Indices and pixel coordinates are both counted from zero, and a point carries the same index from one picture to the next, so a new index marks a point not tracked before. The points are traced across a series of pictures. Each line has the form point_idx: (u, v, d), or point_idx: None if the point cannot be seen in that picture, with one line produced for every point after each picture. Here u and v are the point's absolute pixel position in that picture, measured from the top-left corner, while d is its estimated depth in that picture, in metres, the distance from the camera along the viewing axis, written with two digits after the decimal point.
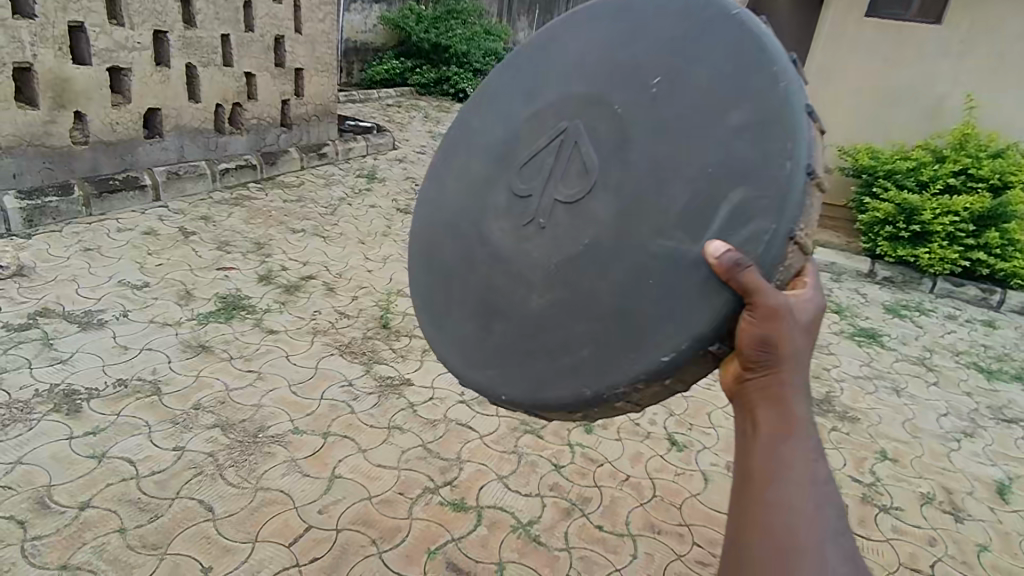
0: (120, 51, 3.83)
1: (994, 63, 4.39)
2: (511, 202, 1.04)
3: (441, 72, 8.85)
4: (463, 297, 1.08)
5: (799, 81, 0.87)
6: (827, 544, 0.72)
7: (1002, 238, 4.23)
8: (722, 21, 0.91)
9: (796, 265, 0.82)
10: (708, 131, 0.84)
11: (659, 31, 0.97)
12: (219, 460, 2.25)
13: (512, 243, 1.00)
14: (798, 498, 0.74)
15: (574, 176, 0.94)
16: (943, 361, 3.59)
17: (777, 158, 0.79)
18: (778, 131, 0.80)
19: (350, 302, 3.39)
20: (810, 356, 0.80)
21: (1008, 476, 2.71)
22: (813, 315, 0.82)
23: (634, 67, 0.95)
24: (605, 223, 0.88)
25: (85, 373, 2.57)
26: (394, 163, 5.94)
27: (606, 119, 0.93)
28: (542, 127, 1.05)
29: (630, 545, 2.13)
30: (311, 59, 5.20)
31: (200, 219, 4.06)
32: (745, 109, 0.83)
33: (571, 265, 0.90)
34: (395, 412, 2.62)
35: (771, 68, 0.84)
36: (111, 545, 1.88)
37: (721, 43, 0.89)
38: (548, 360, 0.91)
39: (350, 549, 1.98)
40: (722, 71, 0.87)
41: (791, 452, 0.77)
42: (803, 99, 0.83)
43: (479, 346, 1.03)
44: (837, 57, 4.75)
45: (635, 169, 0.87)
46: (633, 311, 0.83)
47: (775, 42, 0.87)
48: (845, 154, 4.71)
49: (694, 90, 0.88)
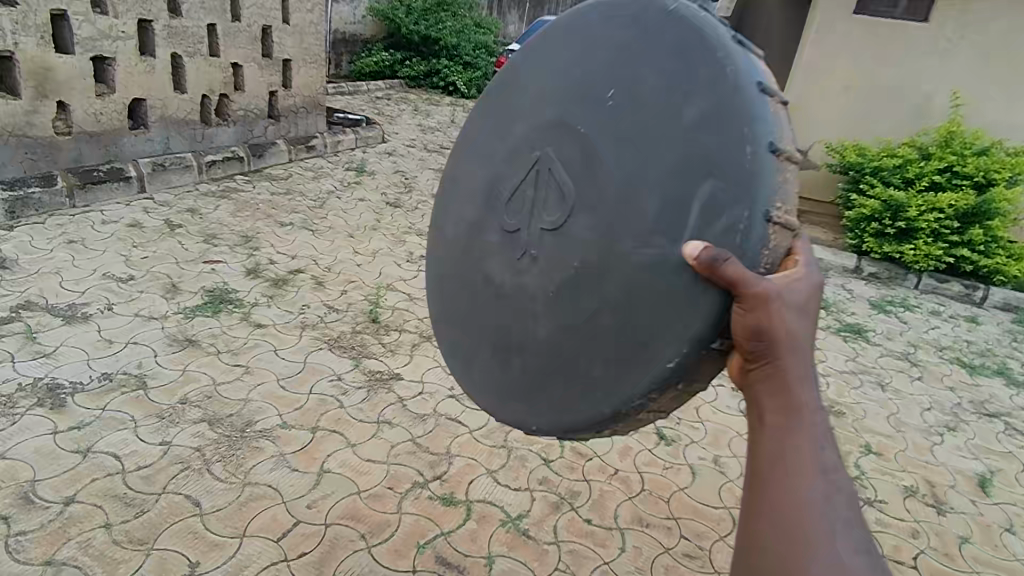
0: (104, 40, 3.76)
1: (980, 62, 4.42)
2: (503, 238, 1.04)
3: (431, 64, 8.81)
4: (479, 337, 1.09)
5: (749, 54, 0.82)
6: (838, 535, 0.68)
7: (985, 235, 4.29)
8: (660, 16, 0.89)
9: (784, 245, 0.77)
10: (668, 133, 0.81)
11: (605, 44, 0.95)
12: (206, 455, 2.23)
13: (512, 280, 1.00)
14: (807, 494, 0.70)
15: (553, 204, 0.93)
16: (927, 356, 3.64)
17: (738, 143, 0.76)
18: (733, 114, 0.77)
19: (339, 296, 3.37)
20: (810, 338, 0.76)
21: (989, 470, 2.75)
22: (810, 293, 0.76)
23: (590, 85, 0.93)
24: (587, 242, 0.85)
25: (69, 367, 2.53)
26: (384, 157, 5.90)
27: (573, 142, 0.92)
28: (519, 159, 1.04)
29: (619, 539, 2.14)
30: (299, 50, 5.16)
31: (187, 212, 4.01)
32: (698, 104, 0.79)
33: (567, 290, 0.88)
34: (384, 406, 2.61)
35: (714, 52, 0.81)
36: (96, 540, 1.86)
37: (663, 43, 0.86)
38: (566, 385, 0.89)
39: (339, 543, 1.97)
40: (669, 67, 0.84)
41: (799, 444, 0.72)
42: (754, 73, 0.79)
43: (503, 381, 1.02)
44: (824, 55, 4.80)
45: (607, 185, 0.85)
46: (632, 323, 0.80)
47: (713, 24, 0.83)
48: (832, 151, 4.75)
49: (647, 95, 0.85)
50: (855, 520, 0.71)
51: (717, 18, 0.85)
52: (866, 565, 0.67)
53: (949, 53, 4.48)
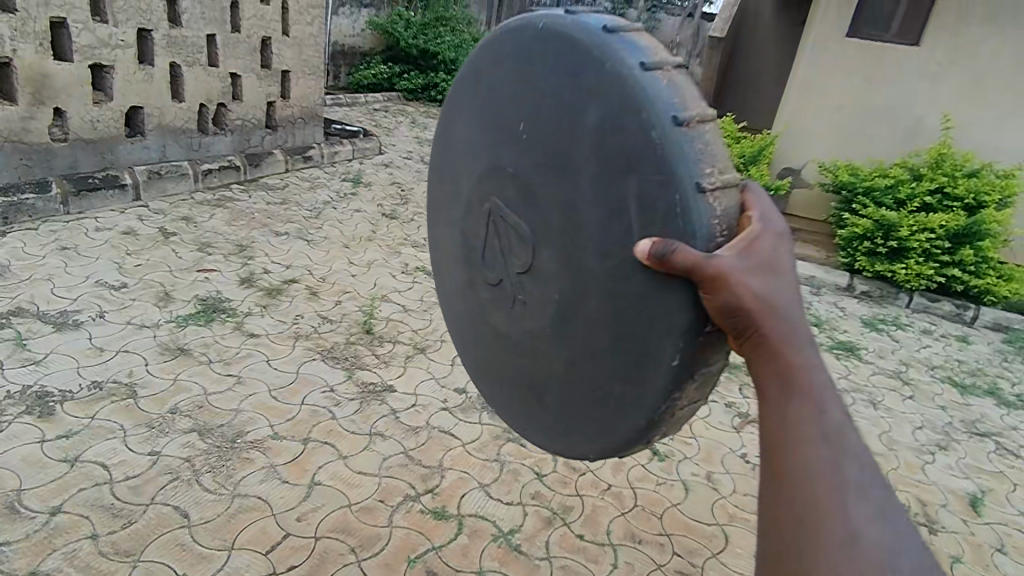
0: (103, 48, 3.76)
1: (972, 84, 4.48)
2: (492, 292, 1.00)
3: (429, 77, 8.85)
4: (503, 389, 1.03)
5: (624, 35, 0.77)
6: (850, 503, 0.56)
7: (976, 255, 4.34)
8: (534, 41, 0.86)
9: (732, 205, 0.69)
10: (581, 147, 0.77)
11: (500, 83, 0.93)
12: (195, 465, 2.21)
13: (511, 329, 0.96)
14: (808, 463, 0.59)
15: (517, 247, 0.90)
16: (918, 375, 3.66)
17: (639, 129, 0.69)
18: (626, 104, 0.71)
19: (333, 307, 3.36)
20: (784, 289, 0.67)
21: (980, 489, 2.76)
22: (773, 243, 0.69)
23: (506, 126, 0.91)
24: (559, 270, 0.82)
25: (58, 374, 2.51)
26: (381, 168, 5.92)
27: (511, 187, 0.90)
28: (474, 212, 1.01)
29: (611, 555, 2.13)
30: (298, 61, 5.18)
31: (182, 220, 4.00)
32: (597, 107, 0.74)
33: (560, 321, 0.84)
34: (376, 418, 2.60)
35: (589, 49, 0.76)
36: (82, 551, 1.84)
37: (547, 63, 0.83)
38: (593, 412, 0.82)
39: (329, 557, 1.95)
40: (560, 83, 0.80)
41: (795, 408, 0.62)
42: (632, 54, 0.73)
43: (541, 425, 0.96)
44: (819, 76, 4.84)
45: (554, 215, 0.81)
46: (624, 335, 0.74)
47: (581, 26, 0.79)
48: (825, 171, 4.79)
49: (554, 116, 0.81)
50: (878, 485, 0.59)
51: (581, 18, 0.81)
52: (892, 537, 0.55)
53: (941, 75, 4.54)
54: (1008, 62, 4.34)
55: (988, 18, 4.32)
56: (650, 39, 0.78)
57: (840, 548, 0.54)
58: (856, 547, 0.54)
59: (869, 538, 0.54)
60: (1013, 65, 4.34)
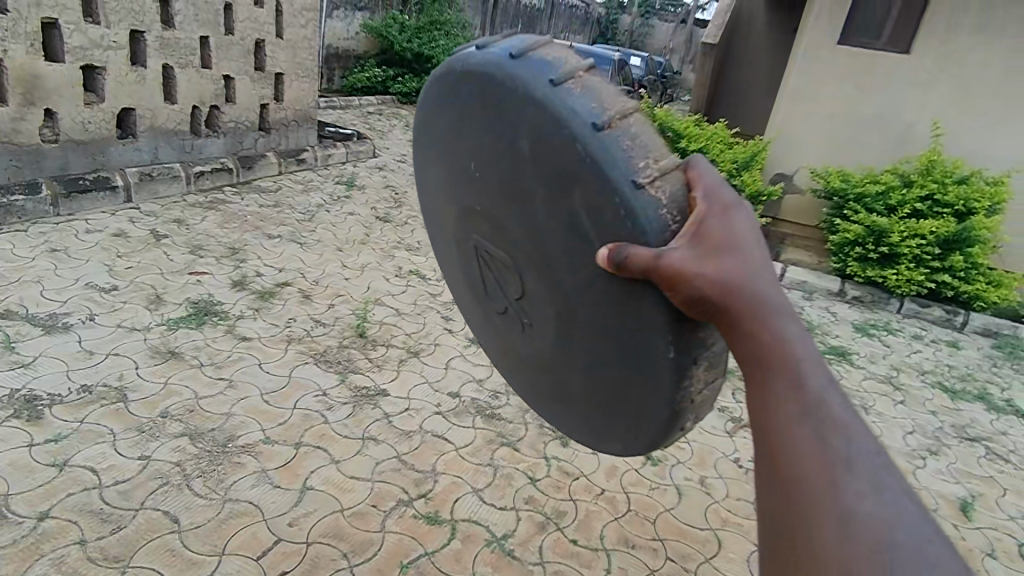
0: (95, 49, 3.74)
1: (961, 92, 4.52)
2: (502, 319, 1.05)
3: (423, 81, 8.86)
4: (544, 408, 1.08)
5: (528, 57, 0.82)
6: (841, 480, 0.54)
7: (966, 261, 4.38)
8: (457, 85, 0.92)
9: (671, 194, 0.71)
10: (525, 176, 0.81)
11: (445, 129, 0.99)
12: (185, 470, 2.19)
13: (527, 353, 1.01)
14: (793, 441, 0.57)
15: (509, 276, 0.95)
16: (909, 380, 3.68)
17: (565, 142, 0.74)
18: (548, 122, 0.76)
19: (326, 310, 3.34)
20: (748, 267, 0.66)
21: (970, 494, 2.77)
22: (729, 222, 0.68)
23: (462, 166, 0.96)
24: (549, 291, 0.86)
25: (47, 378, 2.48)
26: (374, 171, 5.91)
27: (485, 221, 0.94)
28: (464, 249, 1.07)
29: (604, 560, 2.12)
30: (292, 64, 5.17)
31: (174, 222, 3.98)
32: (527, 130, 0.79)
33: (566, 340, 0.88)
34: (369, 422, 2.59)
35: (505, 78, 0.81)
36: (70, 557, 1.81)
37: (473, 103, 0.88)
38: (622, 416, 0.86)
39: (321, 562, 1.94)
40: (492, 115, 0.85)
41: (774, 387, 0.60)
42: (543, 73, 0.79)
43: (588, 434, 0.99)
44: (811, 83, 4.85)
45: (528, 241, 0.86)
46: (621, 340, 0.77)
47: (493, 58, 0.84)
48: (817, 177, 4.80)
49: (497, 148, 0.85)
50: (873, 458, 0.56)
51: (491, 49, 0.86)
52: (888, 510, 0.52)
53: (932, 83, 4.57)
54: (997, 71, 4.39)
55: (977, 26, 4.36)
56: (558, 51, 0.83)
57: (833, 527, 0.52)
58: (849, 526, 0.52)
59: (862, 514, 0.52)
60: (1002, 73, 4.38)
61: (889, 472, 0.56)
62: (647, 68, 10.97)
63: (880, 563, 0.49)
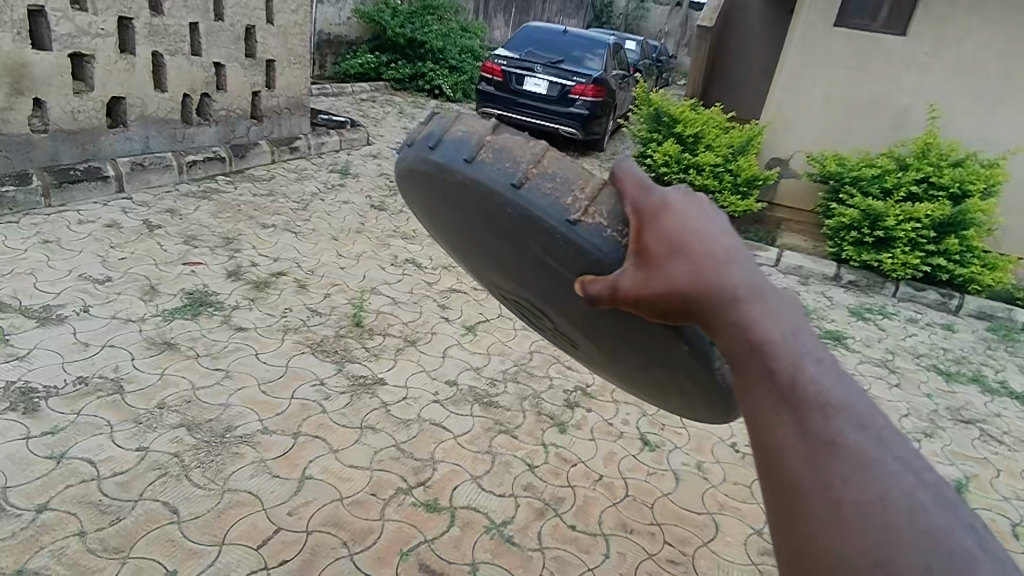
0: (83, 37, 3.68)
1: (957, 75, 4.50)
2: (561, 340, 1.24)
3: (416, 67, 8.76)
4: (638, 393, 1.26)
5: (444, 140, 0.88)
6: (832, 468, 0.47)
7: (961, 245, 4.40)
8: (408, 180, 1.00)
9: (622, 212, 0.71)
10: (500, 240, 0.92)
11: (427, 211, 1.11)
12: (184, 460, 2.19)
13: (596, 360, 1.19)
14: (773, 435, 0.50)
15: (541, 312, 1.12)
16: (905, 363, 3.70)
17: (502, 206, 0.82)
18: (484, 196, 0.83)
19: (323, 300, 3.33)
20: (695, 265, 0.59)
21: (965, 475, 2.80)
22: (673, 222, 0.63)
23: (458, 239, 1.10)
24: (573, 322, 1.02)
25: (42, 370, 2.47)
26: (368, 159, 5.86)
27: (503, 278, 1.10)
28: (504, 296, 1.24)
29: (603, 545, 2.14)
30: (282, 51, 5.11)
31: (166, 212, 3.95)
32: (476, 204, 0.87)
33: (614, 353, 1.04)
34: (367, 411, 2.59)
35: (432, 171, 0.88)
36: (70, 548, 1.81)
37: (429, 192, 0.97)
38: (691, 396, 1.00)
39: (320, 551, 1.94)
40: (448, 200, 0.93)
41: (744, 382, 0.53)
42: (456, 156, 0.85)
43: (681, 408, 1.16)
44: (806, 66, 4.82)
45: (540, 291, 1.00)
46: (647, 348, 0.88)
47: (419, 153, 0.90)
48: (812, 161, 4.77)
49: (471, 228, 0.97)
50: (868, 432, 0.48)
51: (416, 143, 0.93)
52: (883, 485, 0.45)
53: (928, 67, 4.55)
54: (993, 53, 4.37)
55: (975, 8, 4.32)
56: (463, 122, 0.89)
57: (831, 517, 0.45)
58: (846, 511, 0.45)
59: (852, 495, 0.45)
60: (997, 56, 4.37)
61: (891, 443, 0.48)
62: (642, 51, 10.90)
63: (876, 547, 0.43)
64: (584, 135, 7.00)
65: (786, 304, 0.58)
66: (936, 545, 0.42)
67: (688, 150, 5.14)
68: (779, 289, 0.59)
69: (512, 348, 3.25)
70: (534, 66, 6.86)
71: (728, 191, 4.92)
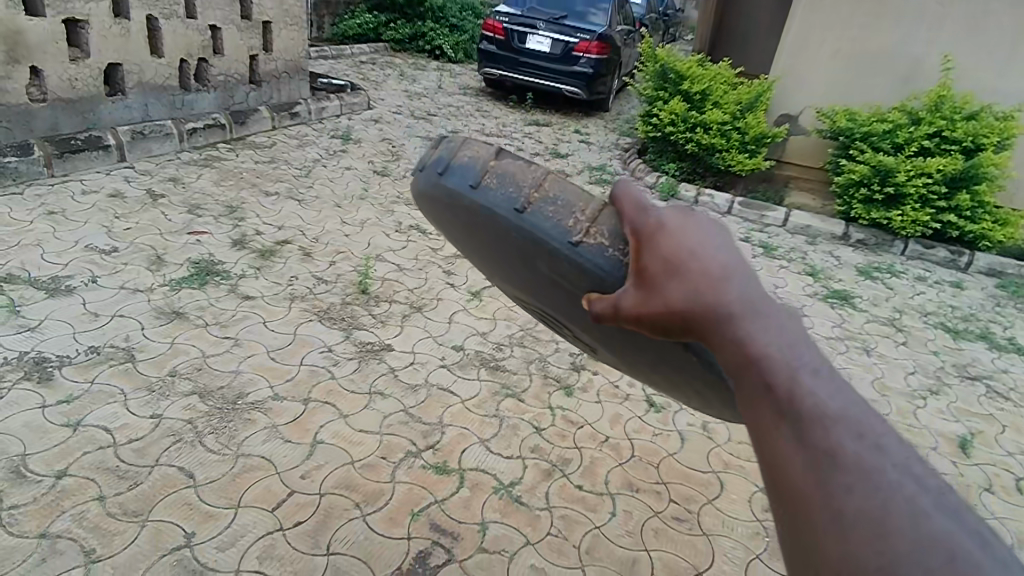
0: (75, 2, 3.60)
1: (973, 25, 4.36)
2: (582, 344, 1.22)
3: (417, 27, 8.53)
4: (661, 390, 1.22)
5: (450, 165, 0.87)
6: (832, 481, 0.47)
7: (973, 200, 4.33)
8: (421, 202, 1.00)
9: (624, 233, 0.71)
10: (511, 259, 0.91)
11: (442, 228, 1.10)
12: (197, 427, 2.23)
13: (616, 362, 1.17)
14: (776, 452, 0.51)
15: (558, 319, 1.10)
16: (912, 321, 3.69)
17: (508, 231, 0.81)
18: (491, 222, 0.82)
19: (328, 268, 3.34)
20: (690, 285, 0.59)
21: (970, 432, 2.81)
22: (668, 242, 0.63)
23: (474, 253, 1.08)
24: (586, 330, 1.00)
25: (54, 340, 2.50)
26: (369, 124, 5.79)
27: (519, 289, 1.09)
28: (524, 303, 1.23)
29: (610, 503, 2.18)
30: (279, 12, 5.00)
31: (169, 181, 3.94)
32: (484, 228, 0.86)
33: (630, 357, 1.01)
34: (375, 376, 2.62)
35: (442, 196, 0.88)
36: (90, 513, 1.87)
37: (441, 214, 0.96)
38: (708, 401, 0.96)
39: (333, 512, 1.99)
40: (458, 221, 0.93)
41: (746, 399, 0.54)
42: (461, 181, 0.84)
43: (705, 408, 1.12)
44: (818, 17, 4.67)
45: (555, 303, 0.99)
46: (660, 359, 0.86)
47: (427, 178, 0.90)
48: (822, 116, 4.68)
49: (483, 245, 0.95)
50: (867, 441, 0.48)
51: (424, 167, 0.92)
52: (883, 495, 0.45)
53: (943, 17, 4.40)
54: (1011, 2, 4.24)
55: None
56: (467, 146, 0.88)
57: (834, 530, 0.45)
58: (847, 521, 0.45)
59: (855, 504, 0.45)
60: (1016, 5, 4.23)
61: (893, 453, 0.48)
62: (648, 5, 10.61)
63: (876, 555, 0.42)
64: (589, 95, 6.88)
65: (785, 318, 0.58)
66: (939, 548, 0.41)
67: (695, 108, 5.04)
68: (779, 303, 0.59)
69: (518, 313, 3.26)
70: (537, 23, 6.68)
71: (736, 149, 4.86)
